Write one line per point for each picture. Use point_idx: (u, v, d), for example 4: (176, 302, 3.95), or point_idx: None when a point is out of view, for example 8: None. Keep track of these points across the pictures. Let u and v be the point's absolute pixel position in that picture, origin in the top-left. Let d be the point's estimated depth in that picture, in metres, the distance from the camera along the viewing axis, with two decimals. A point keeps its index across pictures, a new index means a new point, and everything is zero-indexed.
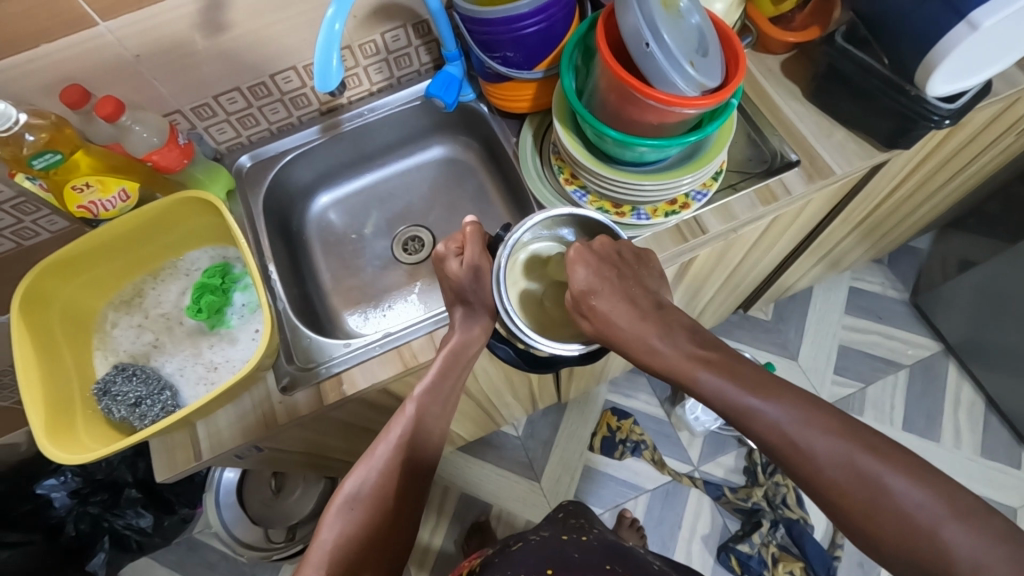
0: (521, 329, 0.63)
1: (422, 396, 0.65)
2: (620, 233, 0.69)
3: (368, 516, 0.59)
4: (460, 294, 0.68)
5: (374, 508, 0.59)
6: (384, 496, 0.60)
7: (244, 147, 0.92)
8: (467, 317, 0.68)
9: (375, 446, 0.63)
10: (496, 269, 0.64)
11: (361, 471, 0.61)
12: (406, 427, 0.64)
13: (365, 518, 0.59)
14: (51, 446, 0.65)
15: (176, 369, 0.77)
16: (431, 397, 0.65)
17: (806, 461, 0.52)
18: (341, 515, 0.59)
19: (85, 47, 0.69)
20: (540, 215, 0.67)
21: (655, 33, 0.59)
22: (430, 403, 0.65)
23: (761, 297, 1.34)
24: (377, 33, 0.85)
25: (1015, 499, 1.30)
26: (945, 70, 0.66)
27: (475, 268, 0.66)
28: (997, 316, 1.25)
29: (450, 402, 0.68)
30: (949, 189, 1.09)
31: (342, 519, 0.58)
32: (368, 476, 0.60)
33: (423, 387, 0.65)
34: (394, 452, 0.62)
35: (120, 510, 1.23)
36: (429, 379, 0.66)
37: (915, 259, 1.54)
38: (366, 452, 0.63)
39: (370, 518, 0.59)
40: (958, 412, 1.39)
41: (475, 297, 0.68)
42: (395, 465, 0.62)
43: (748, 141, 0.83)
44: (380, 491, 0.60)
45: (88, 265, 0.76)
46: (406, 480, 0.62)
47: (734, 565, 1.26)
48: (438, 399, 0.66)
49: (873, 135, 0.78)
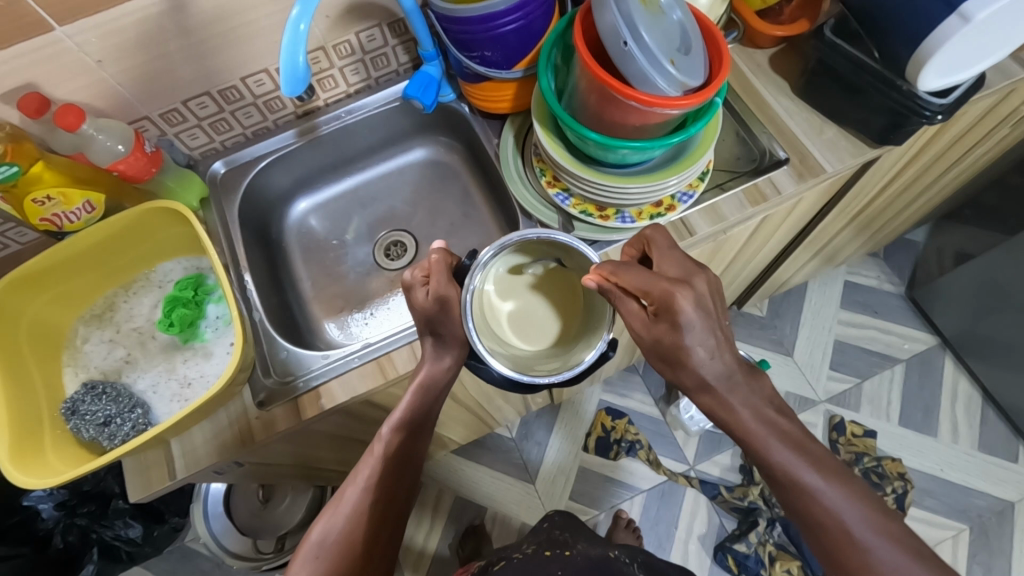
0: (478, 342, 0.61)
1: (391, 435, 0.63)
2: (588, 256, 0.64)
3: (335, 564, 0.56)
4: (430, 324, 0.64)
5: (341, 557, 0.57)
6: (351, 543, 0.57)
7: (218, 153, 0.89)
8: (437, 348, 0.65)
9: (342, 491, 0.61)
10: (472, 275, 0.63)
11: (328, 518, 0.59)
12: (375, 468, 0.62)
13: (332, 565, 0.56)
14: (16, 472, 0.63)
15: (149, 386, 0.74)
16: (402, 436, 0.64)
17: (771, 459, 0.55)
18: (307, 565, 0.56)
19: (45, 53, 0.65)
20: (537, 233, 0.63)
21: (634, 32, 0.57)
22: (398, 441, 0.64)
23: (755, 294, 1.32)
24: (351, 33, 0.82)
25: (1013, 493, 1.29)
26: (937, 63, 0.64)
27: (441, 299, 0.62)
28: (996, 310, 1.23)
29: (422, 439, 0.66)
30: (946, 180, 1.07)
31: (308, 568, 0.56)
32: (336, 521, 0.59)
33: (391, 424, 0.64)
34: (362, 495, 0.60)
35: (109, 521, 1.21)
36: (397, 414, 0.64)
37: (911, 252, 1.52)
38: (334, 498, 0.61)
39: (338, 565, 0.56)
40: (956, 407, 1.37)
41: (445, 330, 0.64)
42: (361, 509, 0.59)
43: (737, 139, 0.81)
44: (347, 537, 0.58)
45: (53, 280, 0.73)
46: (376, 524, 0.59)
47: (731, 565, 1.25)
48: (408, 436, 0.64)
49: (865, 131, 0.76)
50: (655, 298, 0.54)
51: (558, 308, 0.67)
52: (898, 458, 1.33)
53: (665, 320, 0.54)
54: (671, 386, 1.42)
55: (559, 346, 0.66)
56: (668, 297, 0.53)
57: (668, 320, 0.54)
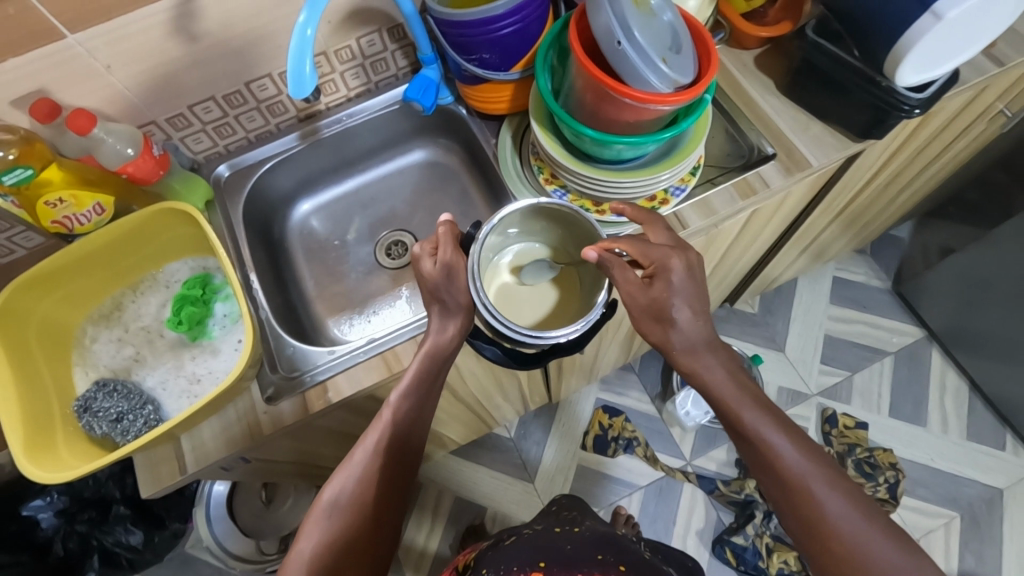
0: (484, 303, 0.65)
1: (399, 401, 0.66)
2: (587, 225, 0.69)
3: (348, 523, 0.60)
4: (435, 293, 0.66)
5: (353, 517, 0.61)
6: (363, 503, 0.61)
7: (221, 156, 0.91)
8: (443, 316, 0.66)
9: (353, 452, 0.64)
10: (481, 238, 0.66)
11: (340, 479, 0.62)
12: (384, 432, 0.65)
13: (345, 524, 0.60)
14: (30, 466, 0.64)
15: (158, 383, 0.76)
16: (409, 402, 0.66)
17: (737, 417, 0.61)
18: (320, 524, 0.60)
19: (57, 59, 0.67)
20: (545, 200, 0.68)
21: (628, 32, 0.60)
22: (405, 408, 0.66)
23: (747, 291, 1.35)
24: (352, 38, 0.85)
25: (1002, 479, 1.32)
26: (913, 58, 0.67)
27: (448, 267, 0.65)
28: (979, 302, 1.27)
29: (429, 403, 0.68)
30: (927, 176, 1.11)
31: (320, 527, 0.60)
32: (347, 482, 0.62)
33: (400, 392, 0.66)
34: (371, 458, 0.63)
35: (109, 526, 1.21)
36: (406, 381, 0.66)
37: (897, 248, 1.56)
38: (345, 458, 0.63)
39: (350, 525, 0.60)
40: (944, 397, 1.41)
41: (449, 295, 0.66)
42: (372, 471, 0.63)
43: (726, 136, 0.84)
44: (359, 498, 0.61)
45: (62, 281, 0.75)
46: (385, 486, 0.63)
47: (729, 557, 1.28)
48: (415, 402, 0.66)
49: (848, 127, 0.79)
50: (654, 261, 0.63)
51: (551, 288, 0.73)
52: (889, 448, 1.36)
53: (661, 279, 0.62)
54: (667, 383, 1.44)
55: (550, 320, 0.71)
56: (663, 261, 0.63)
57: (665, 281, 0.62)
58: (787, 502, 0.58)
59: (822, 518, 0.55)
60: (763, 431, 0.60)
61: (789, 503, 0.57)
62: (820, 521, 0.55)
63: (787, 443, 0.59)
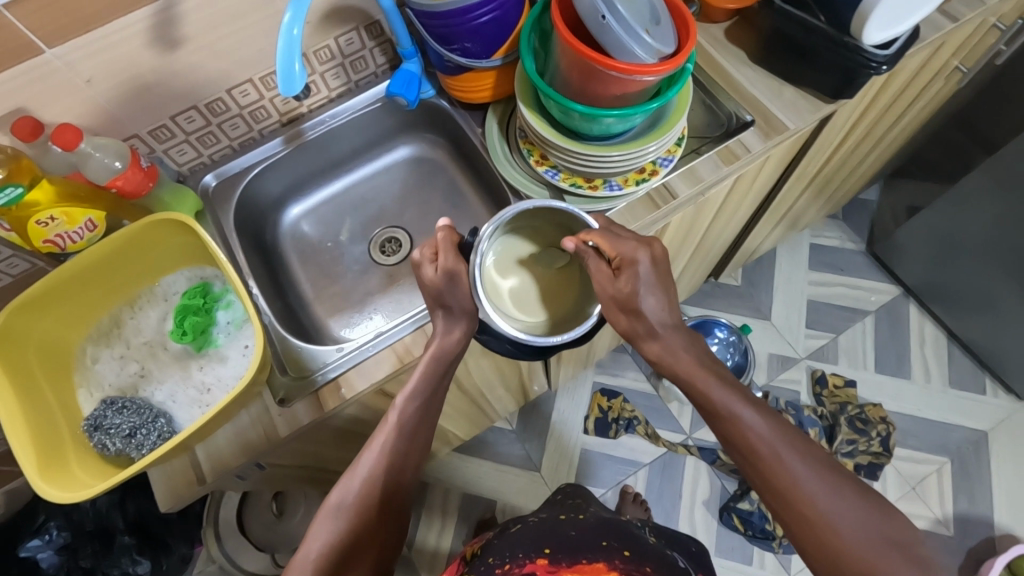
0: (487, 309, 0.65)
1: (406, 403, 0.67)
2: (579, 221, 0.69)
3: (354, 521, 0.61)
4: (439, 298, 0.67)
5: (359, 515, 0.61)
6: (369, 502, 0.62)
7: (207, 166, 0.91)
8: (448, 321, 0.68)
9: (360, 456, 0.65)
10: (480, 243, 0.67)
11: (346, 482, 0.63)
12: (391, 434, 0.65)
13: (351, 522, 0.61)
14: (47, 488, 0.63)
15: (167, 396, 0.75)
16: (416, 402, 0.67)
17: (707, 398, 0.63)
18: (328, 522, 0.61)
19: (37, 76, 0.66)
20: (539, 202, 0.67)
21: (610, 6, 0.62)
22: (412, 409, 0.67)
23: (731, 263, 1.39)
24: (331, 37, 0.85)
25: (985, 422, 1.39)
26: (876, 13, 0.71)
27: (450, 273, 0.66)
28: (948, 254, 1.33)
29: (435, 403, 0.69)
30: (891, 136, 1.16)
31: (328, 525, 0.60)
32: (352, 486, 0.62)
33: (406, 393, 0.67)
34: (378, 459, 0.64)
35: (114, 559, 1.16)
36: (412, 383, 0.67)
37: (867, 211, 1.61)
38: (352, 462, 0.64)
39: (356, 523, 0.61)
40: (925, 349, 1.46)
41: (453, 299, 0.67)
42: (378, 473, 0.63)
43: (704, 108, 0.86)
44: (365, 498, 0.62)
45: (57, 301, 0.73)
46: (391, 486, 0.64)
47: (737, 523, 1.31)
48: (422, 402, 0.67)
49: (820, 89, 0.82)
50: (620, 255, 0.64)
51: (549, 281, 0.73)
52: (878, 403, 1.41)
53: (628, 273, 0.63)
54: None
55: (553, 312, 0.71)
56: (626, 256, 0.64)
57: (631, 274, 0.63)
58: (764, 479, 0.59)
59: (799, 488, 0.57)
60: (733, 408, 0.61)
61: (767, 481, 0.59)
62: (798, 492, 0.57)
63: (757, 420, 0.61)
